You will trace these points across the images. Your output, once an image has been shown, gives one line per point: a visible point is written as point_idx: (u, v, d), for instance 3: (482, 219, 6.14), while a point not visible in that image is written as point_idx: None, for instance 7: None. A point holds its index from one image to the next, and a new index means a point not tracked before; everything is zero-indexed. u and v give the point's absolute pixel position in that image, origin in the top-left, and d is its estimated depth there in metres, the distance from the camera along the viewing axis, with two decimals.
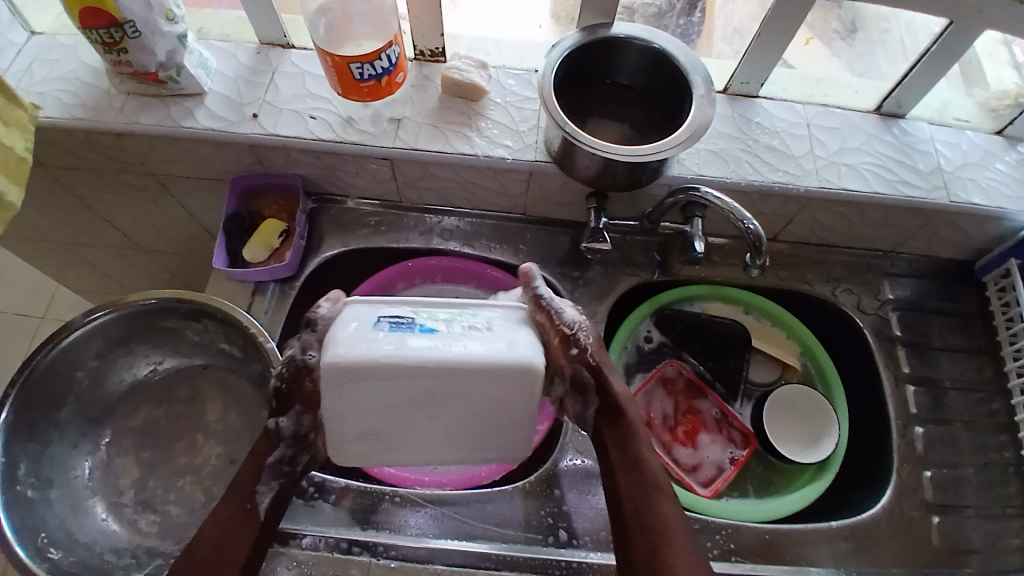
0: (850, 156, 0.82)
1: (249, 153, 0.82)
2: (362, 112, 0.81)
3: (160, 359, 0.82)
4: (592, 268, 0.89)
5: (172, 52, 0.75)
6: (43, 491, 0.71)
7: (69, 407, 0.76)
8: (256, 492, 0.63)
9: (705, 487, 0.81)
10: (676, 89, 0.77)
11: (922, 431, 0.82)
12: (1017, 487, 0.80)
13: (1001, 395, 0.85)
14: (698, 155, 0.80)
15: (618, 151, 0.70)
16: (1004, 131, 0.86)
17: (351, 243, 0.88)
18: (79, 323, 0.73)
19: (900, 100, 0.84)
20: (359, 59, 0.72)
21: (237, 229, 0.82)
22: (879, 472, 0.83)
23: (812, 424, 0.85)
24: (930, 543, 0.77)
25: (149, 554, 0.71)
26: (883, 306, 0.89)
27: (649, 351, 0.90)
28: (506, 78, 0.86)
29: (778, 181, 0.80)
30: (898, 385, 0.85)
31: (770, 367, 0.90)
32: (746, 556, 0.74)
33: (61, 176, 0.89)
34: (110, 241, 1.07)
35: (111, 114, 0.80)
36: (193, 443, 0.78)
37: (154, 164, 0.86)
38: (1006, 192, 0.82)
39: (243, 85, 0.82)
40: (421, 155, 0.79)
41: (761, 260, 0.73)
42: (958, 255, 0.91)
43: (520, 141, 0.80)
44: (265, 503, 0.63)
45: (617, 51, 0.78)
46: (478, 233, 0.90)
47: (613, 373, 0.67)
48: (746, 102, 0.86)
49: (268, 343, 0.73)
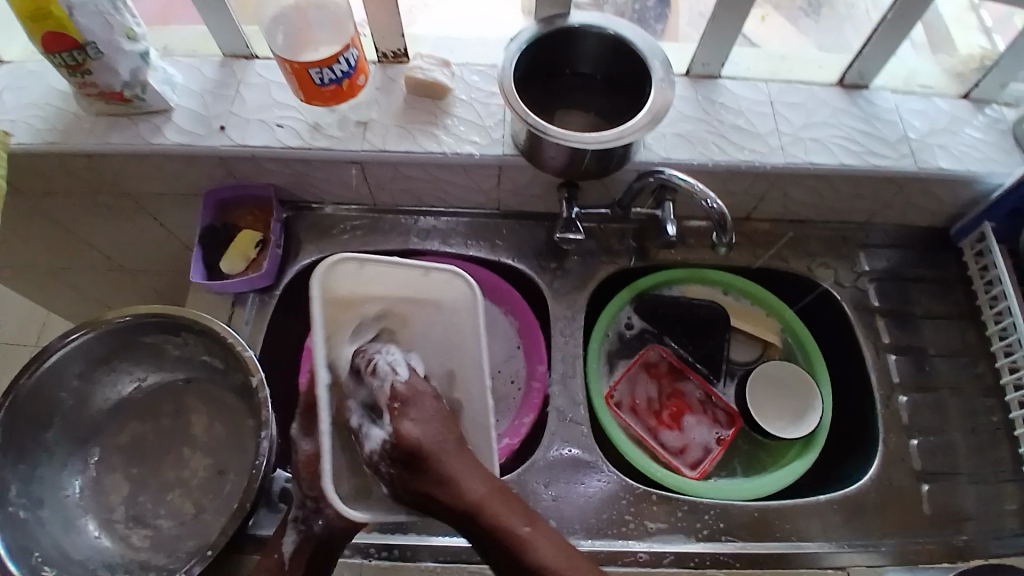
0: (817, 130, 0.82)
1: (219, 165, 0.82)
2: (328, 117, 0.81)
3: (142, 375, 0.82)
4: (570, 258, 0.89)
5: (136, 69, 0.76)
6: (34, 512, 0.72)
7: (56, 428, 0.77)
8: (281, 542, 0.65)
9: (692, 469, 0.82)
10: (637, 73, 0.78)
11: (906, 399, 0.83)
12: (1006, 448, 0.80)
13: (984, 358, 0.85)
14: (666, 139, 0.81)
15: (583, 140, 0.70)
16: (972, 95, 0.86)
17: (328, 249, 0.88)
18: (55, 347, 0.74)
19: (862, 71, 0.85)
20: (317, 65, 0.73)
21: (211, 243, 0.83)
22: (865, 441, 0.83)
23: (796, 398, 0.86)
24: (920, 509, 0.77)
25: (142, 568, 0.73)
26: (859, 278, 0.89)
27: (630, 337, 0.90)
28: (470, 74, 0.86)
29: (746, 160, 0.80)
30: (878, 353, 0.85)
31: (751, 345, 0.91)
32: (735, 534, 0.74)
33: (38, 202, 0.90)
34: (92, 264, 1.08)
35: (81, 136, 0.80)
36: (180, 456, 0.79)
37: (128, 183, 0.86)
38: (978, 156, 0.82)
39: (210, 99, 0.83)
40: (389, 156, 0.80)
41: (728, 238, 0.74)
42: (932, 222, 0.91)
43: (488, 136, 0.81)
44: (288, 551, 0.64)
45: (574, 40, 0.78)
46: (454, 230, 0.90)
47: (465, 466, 0.55)
48: (710, 83, 0.86)
49: (245, 352, 0.73)
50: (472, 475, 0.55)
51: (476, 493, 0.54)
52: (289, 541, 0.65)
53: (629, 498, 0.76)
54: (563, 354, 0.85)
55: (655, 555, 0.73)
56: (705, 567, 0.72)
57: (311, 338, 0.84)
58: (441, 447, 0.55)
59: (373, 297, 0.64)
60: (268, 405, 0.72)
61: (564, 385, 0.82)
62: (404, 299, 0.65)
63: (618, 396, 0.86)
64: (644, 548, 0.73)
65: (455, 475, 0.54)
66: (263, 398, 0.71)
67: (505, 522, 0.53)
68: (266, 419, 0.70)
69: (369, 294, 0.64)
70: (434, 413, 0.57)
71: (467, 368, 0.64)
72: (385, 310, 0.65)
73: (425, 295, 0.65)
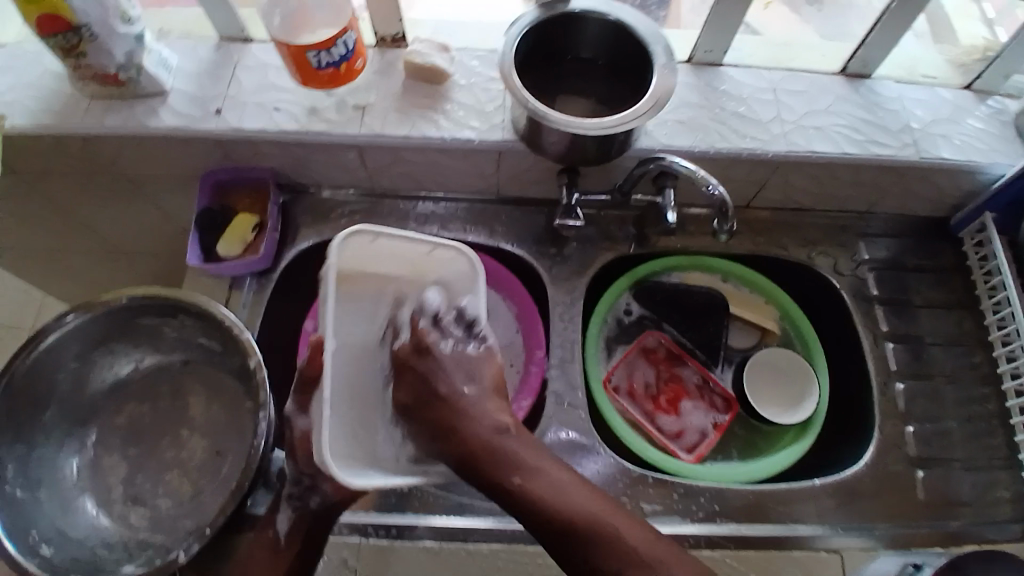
0: (819, 119, 0.82)
1: (217, 148, 0.82)
2: (326, 100, 0.81)
3: (140, 357, 0.82)
4: (568, 245, 0.89)
5: (131, 52, 0.75)
6: (32, 492, 0.72)
7: (54, 408, 0.77)
8: (275, 519, 0.68)
9: (689, 453, 0.83)
10: (640, 59, 0.77)
11: (902, 386, 0.83)
12: (1002, 436, 0.80)
13: (982, 347, 0.85)
14: (667, 126, 0.81)
15: (585, 125, 0.70)
16: (974, 85, 0.86)
17: (327, 233, 0.88)
18: (53, 327, 0.73)
19: (865, 60, 0.84)
20: (314, 48, 0.72)
21: (211, 225, 0.82)
22: (862, 429, 0.84)
23: (792, 384, 0.86)
24: (915, 496, 0.77)
25: (140, 545, 0.73)
26: (858, 266, 0.89)
27: (629, 324, 0.91)
28: (470, 59, 0.86)
29: (746, 148, 0.80)
30: (876, 342, 0.85)
31: (749, 332, 0.91)
32: (730, 516, 0.75)
33: (36, 184, 0.90)
34: (91, 246, 1.08)
35: (79, 118, 0.80)
36: (178, 438, 0.79)
37: (127, 164, 0.86)
38: (978, 145, 0.82)
39: (206, 80, 0.82)
40: (386, 141, 0.79)
41: (730, 225, 0.74)
42: (932, 212, 0.91)
43: (487, 122, 0.80)
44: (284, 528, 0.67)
45: (576, 25, 0.78)
46: (454, 216, 0.90)
47: (464, 417, 0.60)
48: (713, 70, 0.85)
49: (244, 335, 0.73)
50: (472, 425, 0.59)
51: (474, 440, 0.59)
52: (284, 517, 0.67)
53: (624, 481, 0.76)
54: (562, 339, 0.84)
55: None
56: (700, 547, 0.73)
57: (309, 322, 0.84)
58: (442, 402, 0.61)
59: (369, 277, 0.73)
60: (267, 386, 0.71)
61: (562, 371, 0.83)
62: (402, 277, 0.74)
63: (615, 381, 0.87)
64: None
65: (456, 424, 0.60)
66: (260, 379, 0.71)
67: (494, 471, 0.57)
68: (264, 400, 0.70)
69: (369, 273, 0.73)
70: (438, 365, 0.63)
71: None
72: (384, 289, 0.73)
73: (422, 271, 0.73)
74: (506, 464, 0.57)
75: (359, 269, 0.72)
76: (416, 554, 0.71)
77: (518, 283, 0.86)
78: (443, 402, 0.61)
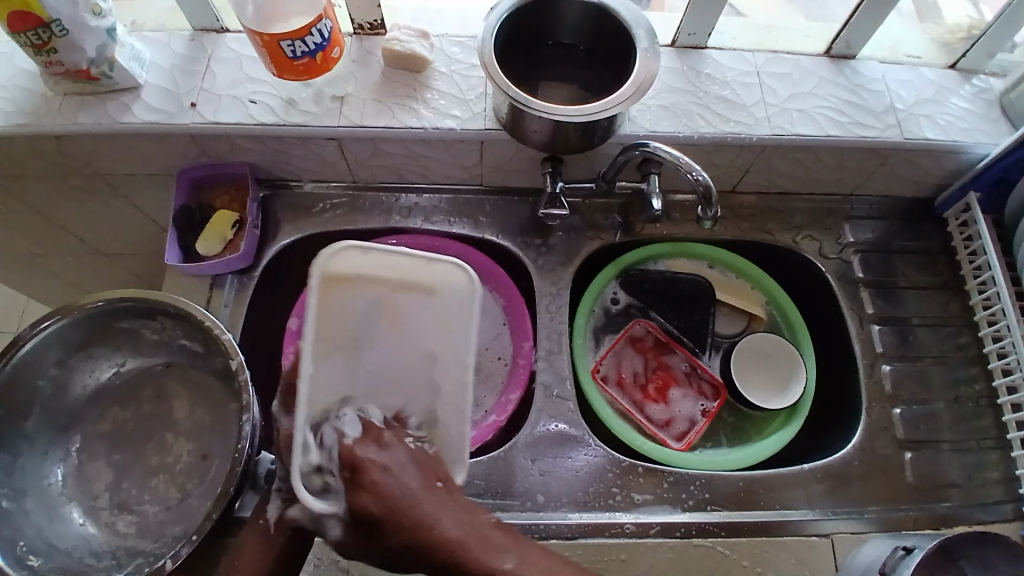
0: (803, 101, 0.81)
1: (193, 144, 0.80)
2: (304, 92, 0.79)
3: (121, 361, 0.81)
4: (554, 235, 0.88)
5: (103, 46, 0.73)
6: (17, 502, 0.71)
7: (36, 416, 0.75)
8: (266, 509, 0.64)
9: (678, 441, 0.83)
10: (621, 44, 0.76)
11: (890, 368, 0.83)
12: (989, 417, 0.81)
13: (968, 328, 0.86)
14: (650, 111, 0.79)
15: (565, 113, 0.69)
16: (958, 64, 0.85)
17: (308, 229, 0.87)
18: (29, 335, 0.72)
19: (849, 41, 0.83)
20: (289, 36, 0.70)
21: (188, 223, 0.81)
22: (849, 411, 0.84)
23: (780, 369, 0.86)
24: (904, 479, 0.78)
25: (129, 554, 0.72)
26: (844, 249, 0.89)
27: (616, 313, 0.90)
28: (450, 46, 0.84)
29: (730, 132, 0.79)
30: (863, 325, 0.85)
31: (736, 318, 0.91)
32: (721, 503, 0.75)
33: (9, 187, 0.87)
34: (70, 248, 1.05)
35: (49, 117, 0.77)
36: (163, 442, 0.78)
37: (100, 164, 0.83)
38: (963, 126, 0.81)
39: (179, 75, 0.80)
40: (367, 133, 0.78)
41: (714, 212, 0.73)
42: (917, 193, 0.91)
43: (469, 110, 0.79)
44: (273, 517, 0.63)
45: (556, 10, 0.76)
46: (437, 208, 0.89)
47: (447, 509, 0.54)
48: (696, 53, 0.84)
49: (224, 335, 0.72)
50: (449, 519, 0.53)
51: (456, 533, 0.53)
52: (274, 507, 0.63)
53: (615, 471, 0.76)
54: (549, 331, 0.84)
55: (642, 526, 0.73)
56: (692, 536, 0.73)
57: (293, 319, 0.84)
58: (423, 503, 0.54)
59: (368, 280, 0.61)
60: (249, 388, 0.70)
61: (550, 362, 0.82)
62: (400, 283, 0.61)
63: (603, 371, 0.86)
64: (632, 520, 0.73)
65: (432, 520, 0.53)
66: (243, 381, 0.70)
67: (486, 560, 0.52)
68: (248, 402, 0.69)
69: (364, 274, 0.60)
70: (404, 459, 0.56)
71: (443, 362, 0.62)
72: (378, 296, 0.61)
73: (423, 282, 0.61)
74: (501, 545, 0.53)
75: (359, 271, 0.60)
76: None
77: (503, 274, 0.86)
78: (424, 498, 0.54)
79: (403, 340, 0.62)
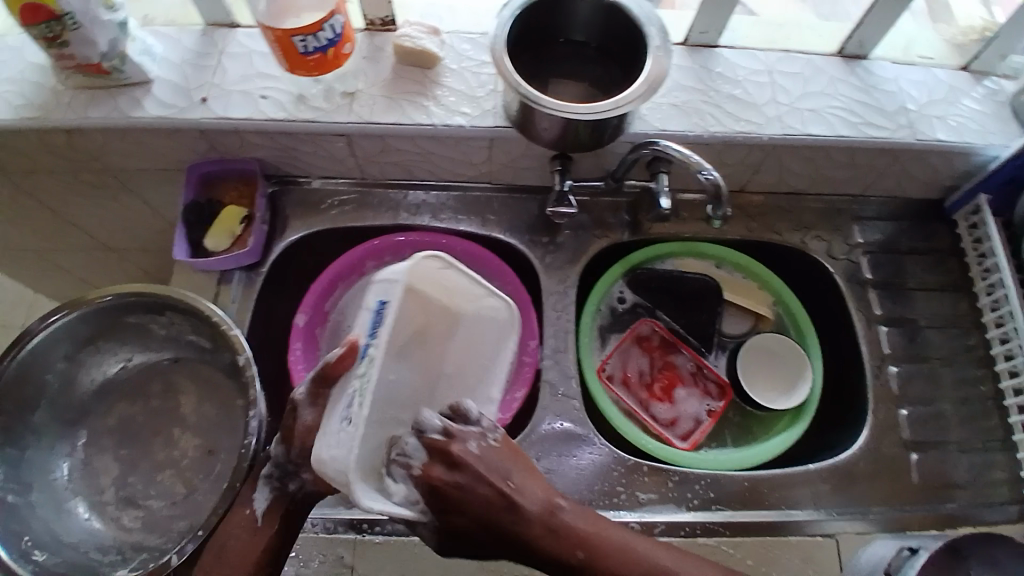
0: (814, 101, 0.81)
1: (202, 139, 0.80)
2: (314, 88, 0.79)
3: (129, 355, 0.81)
4: (562, 233, 0.88)
5: (115, 40, 0.73)
6: (24, 496, 0.71)
7: (43, 411, 0.75)
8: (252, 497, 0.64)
9: (684, 440, 0.82)
10: (632, 42, 0.76)
11: (897, 370, 0.83)
12: (996, 419, 0.81)
13: (976, 329, 0.85)
14: (660, 110, 0.79)
15: (576, 110, 0.69)
16: (970, 66, 0.85)
17: (316, 225, 0.87)
18: (37, 329, 0.72)
19: (861, 40, 0.83)
20: (301, 32, 0.70)
21: (197, 219, 0.80)
22: (856, 411, 0.84)
23: (787, 370, 0.86)
24: (910, 480, 0.78)
25: (135, 549, 0.72)
26: (853, 250, 0.89)
27: (623, 312, 0.90)
28: (461, 42, 0.84)
29: (740, 131, 0.79)
30: (871, 326, 0.85)
31: (743, 318, 0.91)
32: (726, 503, 0.75)
33: (19, 180, 0.87)
34: (78, 242, 1.05)
35: (59, 111, 0.77)
36: (170, 437, 0.78)
37: (109, 159, 0.84)
38: (975, 127, 0.81)
39: (190, 69, 0.80)
40: (377, 129, 0.78)
41: (723, 211, 0.73)
42: (927, 194, 0.91)
43: (478, 107, 0.79)
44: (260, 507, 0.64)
45: (568, 7, 0.76)
46: (445, 205, 0.89)
47: (524, 505, 0.55)
48: (707, 52, 0.84)
49: (233, 330, 0.72)
50: (527, 515, 0.54)
51: (535, 531, 0.54)
52: (261, 496, 0.64)
53: (620, 470, 0.76)
54: (556, 328, 0.84)
55: (647, 524, 0.73)
56: (697, 535, 0.73)
57: (300, 315, 0.84)
58: (516, 497, 0.55)
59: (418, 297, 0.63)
60: (256, 383, 0.71)
61: (556, 361, 0.82)
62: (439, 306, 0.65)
63: (610, 369, 0.86)
64: (636, 519, 0.73)
65: (518, 521, 0.54)
66: (251, 376, 0.70)
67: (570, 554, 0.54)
68: (255, 397, 0.69)
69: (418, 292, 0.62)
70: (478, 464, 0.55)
71: (460, 383, 0.66)
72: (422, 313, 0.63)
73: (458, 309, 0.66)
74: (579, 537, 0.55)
75: (417, 287, 0.62)
76: (413, 549, 0.70)
77: (510, 272, 0.85)
78: (506, 492, 0.55)
79: (430, 361, 0.64)
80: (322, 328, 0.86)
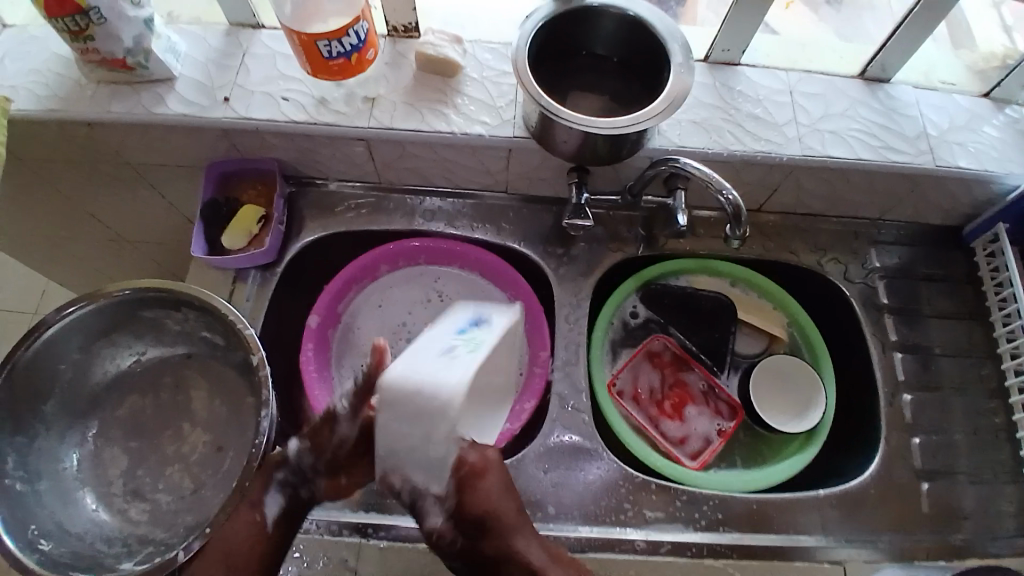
0: (835, 123, 0.81)
1: (223, 138, 0.81)
2: (335, 92, 0.79)
3: (143, 348, 0.81)
4: (577, 245, 0.88)
5: (140, 36, 0.74)
6: (32, 485, 0.71)
7: (55, 400, 0.76)
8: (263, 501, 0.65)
9: (692, 459, 0.82)
10: (655, 57, 0.76)
11: (910, 397, 0.82)
12: (1008, 451, 0.80)
13: (991, 359, 0.84)
14: (680, 126, 0.79)
15: (596, 124, 0.69)
16: (992, 94, 0.84)
17: (332, 227, 0.87)
18: (53, 319, 0.72)
19: (884, 64, 0.83)
20: (326, 37, 0.71)
21: (213, 217, 0.81)
22: (867, 437, 0.83)
23: (799, 392, 0.85)
24: (919, 509, 0.77)
25: (140, 542, 0.72)
26: (869, 274, 0.88)
27: (635, 326, 0.89)
28: (482, 52, 0.84)
29: (760, 150, 0.78)
30: (885, 351, 0.84)
31: (757, 338, 0.90)
32: (733, 525, 0.74)
33: (39, 170, 0.88)
34: (94, 234, 1.06)
35: (83, 104, 0.78)
36: (179, 432, 0.78)
37: (130, 153, 0.84)
38: (996, 155, 0.80)
39: (213, 69, 0.81)
40: (396, 135, 0.78)
41: (741, 231, 0.73)
42: (945, 220, 0.90)
43: (498, 117, 0.79)
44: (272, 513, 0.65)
45: (592, 20, 0.76)
46: (461, 212, 0.89)
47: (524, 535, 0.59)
48: (728, 70, 0.84)
49: (246, 329, 0.72)
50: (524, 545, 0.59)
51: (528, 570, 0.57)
52: (274, 499, 0.65)
53: (627, 487, 0.75)
54: (567, 340, 0.84)
55: (652, 543, 0.73)
56: (702, 556, 0.72)
57: (313, 317, 0.84)
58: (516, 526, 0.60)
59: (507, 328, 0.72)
60: (268, 383, 0.71)
61: (566, 373, 0.82)
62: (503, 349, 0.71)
63: (620, 384, 0.86)
64: (641, 536, 0.73)
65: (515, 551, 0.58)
66: (264, 376, 0.70)
67: None
68: (267, 398, 0.70)
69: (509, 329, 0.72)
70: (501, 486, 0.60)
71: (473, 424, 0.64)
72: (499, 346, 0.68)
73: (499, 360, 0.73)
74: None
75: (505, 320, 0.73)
76: (417, 555, 0.70)
77: (525, 284, 0.86)
78: (504, 524, 0.59)
79: (472, 416, 0.62)
80: (333, 330, 0.87)
